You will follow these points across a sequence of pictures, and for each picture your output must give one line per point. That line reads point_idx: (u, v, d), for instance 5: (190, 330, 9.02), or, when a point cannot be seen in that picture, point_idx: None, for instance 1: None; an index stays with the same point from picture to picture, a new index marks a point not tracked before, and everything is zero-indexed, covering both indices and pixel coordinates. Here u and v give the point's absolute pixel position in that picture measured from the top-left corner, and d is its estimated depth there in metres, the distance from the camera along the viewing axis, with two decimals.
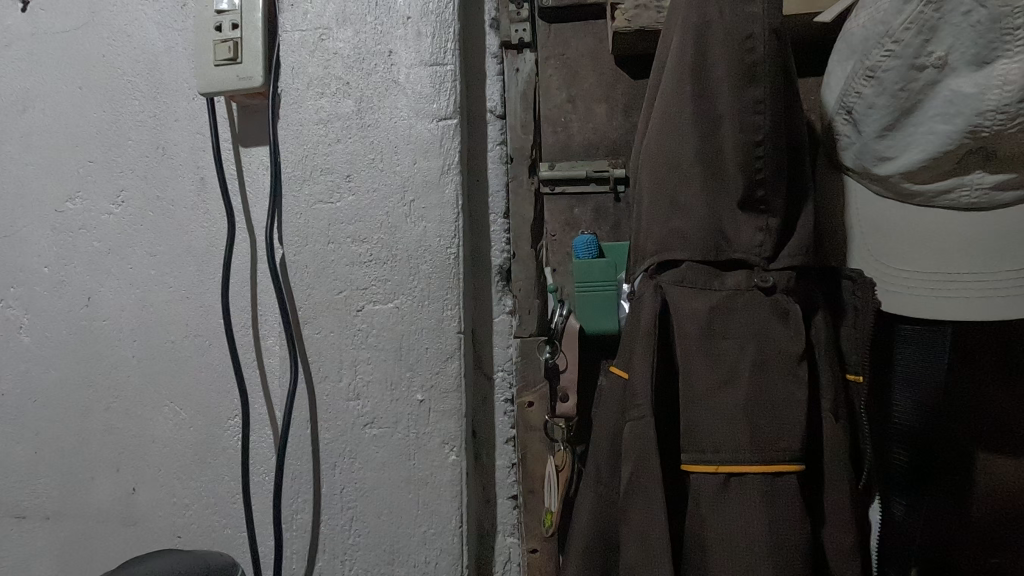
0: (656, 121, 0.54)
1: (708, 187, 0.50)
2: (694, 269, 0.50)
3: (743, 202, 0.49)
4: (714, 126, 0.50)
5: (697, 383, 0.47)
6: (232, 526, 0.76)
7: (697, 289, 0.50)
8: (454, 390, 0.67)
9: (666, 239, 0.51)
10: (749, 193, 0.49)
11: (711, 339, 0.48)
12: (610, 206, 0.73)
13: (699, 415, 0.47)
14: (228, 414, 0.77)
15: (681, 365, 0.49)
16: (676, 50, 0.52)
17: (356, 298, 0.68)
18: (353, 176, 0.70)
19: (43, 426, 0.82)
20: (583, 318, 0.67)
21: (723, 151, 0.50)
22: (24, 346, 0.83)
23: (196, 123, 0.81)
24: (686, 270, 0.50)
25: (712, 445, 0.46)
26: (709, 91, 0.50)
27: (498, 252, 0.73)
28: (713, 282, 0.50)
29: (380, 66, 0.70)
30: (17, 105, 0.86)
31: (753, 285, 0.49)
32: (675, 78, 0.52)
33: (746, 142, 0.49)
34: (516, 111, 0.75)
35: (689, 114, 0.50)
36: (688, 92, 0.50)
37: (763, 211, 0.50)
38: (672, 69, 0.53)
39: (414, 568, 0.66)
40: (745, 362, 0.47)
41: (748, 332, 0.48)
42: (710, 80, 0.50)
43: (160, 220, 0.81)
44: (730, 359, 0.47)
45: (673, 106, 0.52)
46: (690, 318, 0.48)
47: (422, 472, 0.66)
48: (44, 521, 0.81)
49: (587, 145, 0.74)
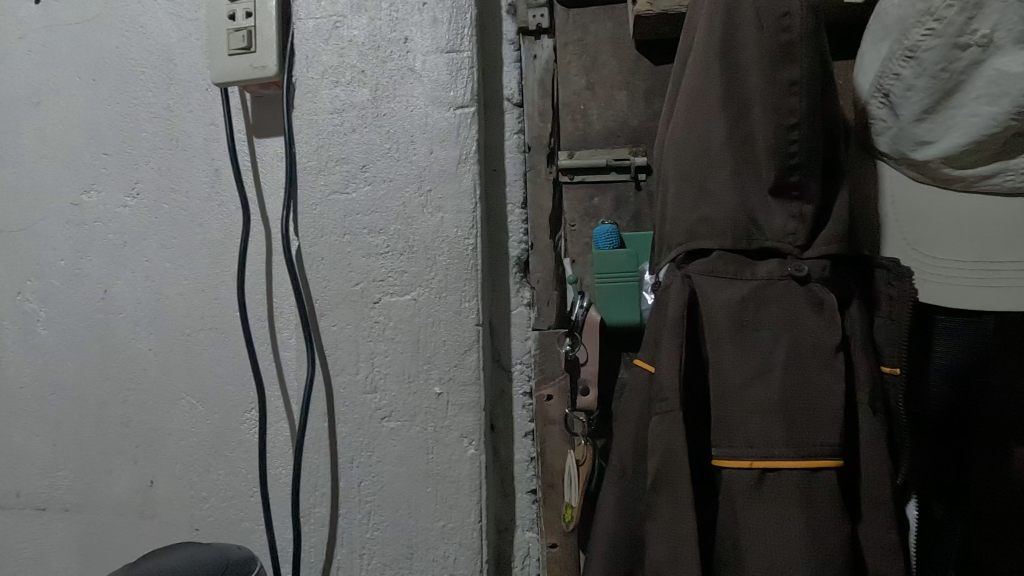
0: (682, 105, 0.52)
1: (740, 171, 0.48)
2: (723, 258, 0.49)
3: (775, 187, 0.48)
4: (745, 108, 0.48)
5: (728, 375, 0.46)
6: (249, 519, 0.76)
7: (728, 278, 0.48)
8: (473, 382, 0.66)
9: (693, 226, 0.50)
10: (781, 178, 0.48)
11: (742, 330, 0.46)
12: (632, 194, 0.72)
13: (732, 408, 0.46)
14: (244, 406, 0.77)
15: (711, 357, 0.47)
16: (705, 30, 0.51)
17: (373, 289, 0.68)
18: (369, 166, 0.68)
19: (63, 419, 0.82)
20: (604, 308, 0.66)
21: (754, 134, 0.48)
22: (42, 339, 0.83)
23: (210, 114, 0.80)
24: (716, 258, 0.49)
25: (745, 438, 0.45)
26: (740, 73, 0.49)
27: (516, 243, 0.72)
28: (744, 271, 0.48)
29: (395, 54, 0.69)
30: (31, 98, 0.85)
31: (787, 274, 0.47)
32: (702, 60, 0.50)
33: (780, 125, 0.47)
34: (534, 99, 0.73)
35: (719, 96, 0.49)
36: (717, 74, 0.49)
37: (797, 197, 0.48)
38: (699, 51, 0.51)
39: (432, 563, 0.65)
40: (779, 354, 0.45)
41: (781, 322, 0.46)
42: (740, 62, 0.49)
43: (175, 211, 0.80)
44: (762, 350, 0.46)
45: (701, 88, 0.50)
46: (719, 308, 0.47)
47: (440, 466, 0.65)
48: (63, 513, 0.81)
49: (607, 133, 0.73)
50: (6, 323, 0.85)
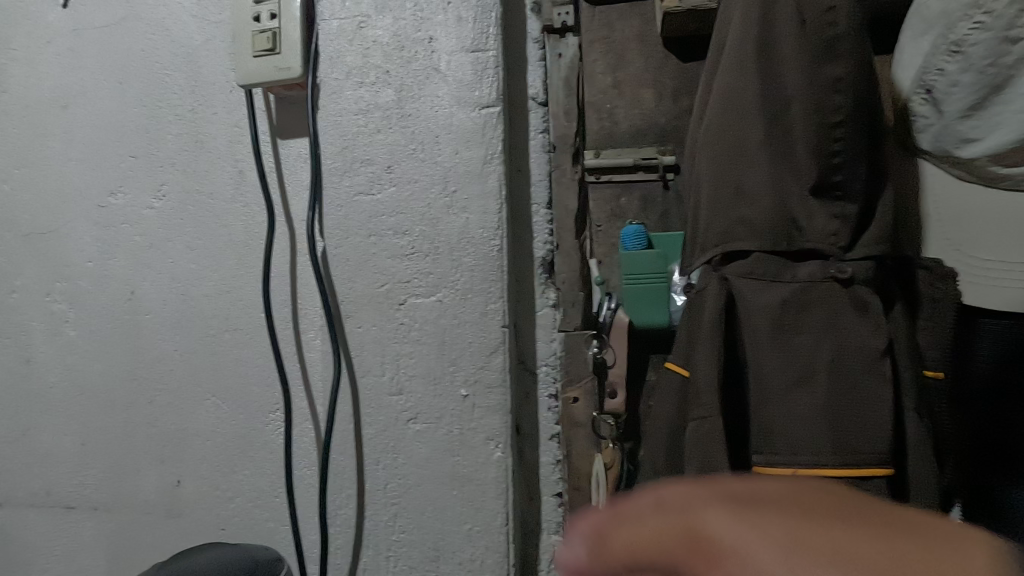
0: (717, 101, 0.52)
1: (779, 170, 0.48)
2: (763, 258, 0.48)
3: (816, 186, 0.47)
4: (785, 104, 0.48)
5: (771, 380, 0.45)
6: (274, 520, 0.76)
7: (768, 280, 0.47)
8: (499, 385, 0.65)
9: (731, 226, 0.49)
10: (824, 176, 0.47)
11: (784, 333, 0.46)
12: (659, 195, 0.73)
13: (775, 414, 0.45)
14: (270, 407, 0.77)
15: (751, 362, 0.46)
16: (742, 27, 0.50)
17: (398, 291, 0.67)
18: (394, 167, 0.68)
19: (91, 419, 0.83)
20: (632, 310, 0.66)
21: (794, 131, 0.47)
22: (70, 339, 0.84)
23: (234, 116, 0.80)
24: (757, 259, 0.48)
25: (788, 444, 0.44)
26: (780, 70, 0.48)
27: (541, 244, 0.71)
28: (785, 272, 0.47)
29: (419, 54, 0.68)
30: (59, 101, 0.86)
31: (829, 276, 0.46)
32: (741, 56, 0.50)
33: (822, 122, 0.47)
34: (559, 98, 0.73)
35: (758, 93, 0.48)
36: (755, 71, 0.48)
37: (839, 196, 0.47)
38: (735, 48, 0.51)
39: (459, 566, 0.64)
40: (823, 358, 0.45)
41: (825, 326, 0.45)
42: (780, 59, 0.48)
43: (200, 213, 0.81)
44: (806, 354, 0.45)
45: (738, 85, 0.50)
46: (761, 311, 0.46)
47: (466, 469, 0.65)
48: (92, 511, 0.82)
49: (634, 131, 0.73)
50: (34, 323, 0.86)
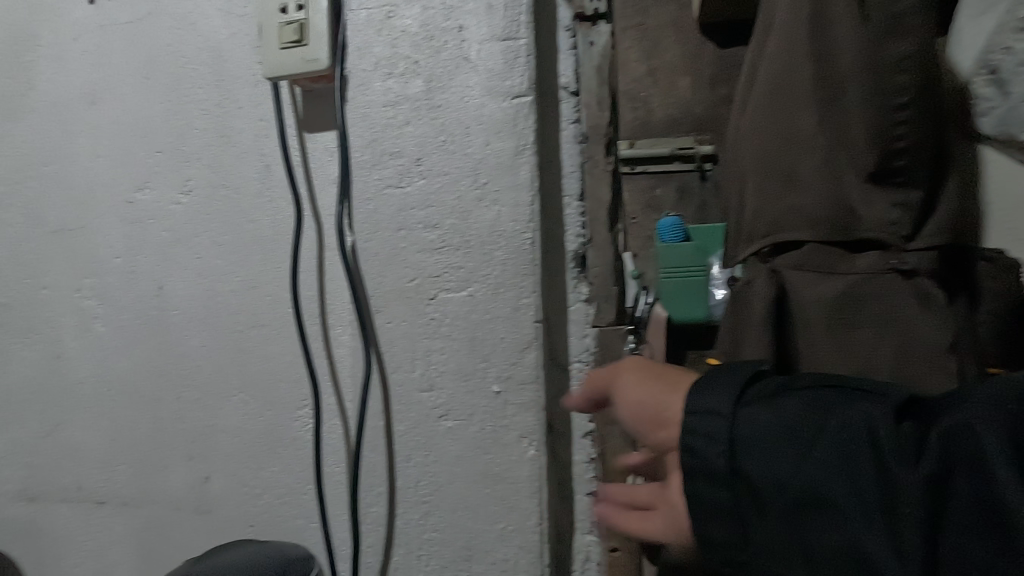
0: (763, 90, 0.53)
1: (831, 160, 0.49)
2: (817, 250, 0.49)
3: (876, 174, 0.47)
4: (835, 96, 0.49)
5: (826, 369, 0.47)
6: (302, 517, 0.76)
7: (825, 272, 0.49)
8: (532, 382, 0.64)
9: (783, 218, 0.50)
10: (884, 162, 0.47)
11: (840, 324, 0.47)
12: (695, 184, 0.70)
13: None
14: (298, 403, 0.76)
15: (804, 351, 0.49)
16: (789, 18, 0.51)
17: (428, 286, 0.66)
18: (423, 160, 0.67)
19: (120, 415, 0.83)
20: (669, 305, 0.63)
21: (850, 118, 0.48)
22: (99, 335, 0.84)
23: (260, 110, 0.80)
24: (811, 251, 0.50)
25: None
26: (832, 57, 0.49)
27: (573, 238, 0.70)
28: (841, 264, 0.48)
29: (449, 44, 0.67)
30: (86, 98, 0.86)
31: (890, 268, 0.47)
32: (789, 47, 0.51)
33: (884, 104, 0.46)
34: (591, 88, 0.72)
35: (810, 80, 0.50)
36: (806, 62, 0.50)
37: (900, 184, 0.47)
38: (784, 36, 0.52)
39: (491, 566, 0.63)
40: (884, 352, 0.46)
41: (883, 318, 0.46)
42: (831, 47, 0.49)
43: (227, 208, 0.80)
44: (863, 347, 0.46)
45: (787, 74, 0.51)
46: (815, 302, 0.48)
47: (498, 467, 0.63)
48: (122, 507, 0.82)
49: (670, 121, 0.71)
50: (64, 319, 0.86)
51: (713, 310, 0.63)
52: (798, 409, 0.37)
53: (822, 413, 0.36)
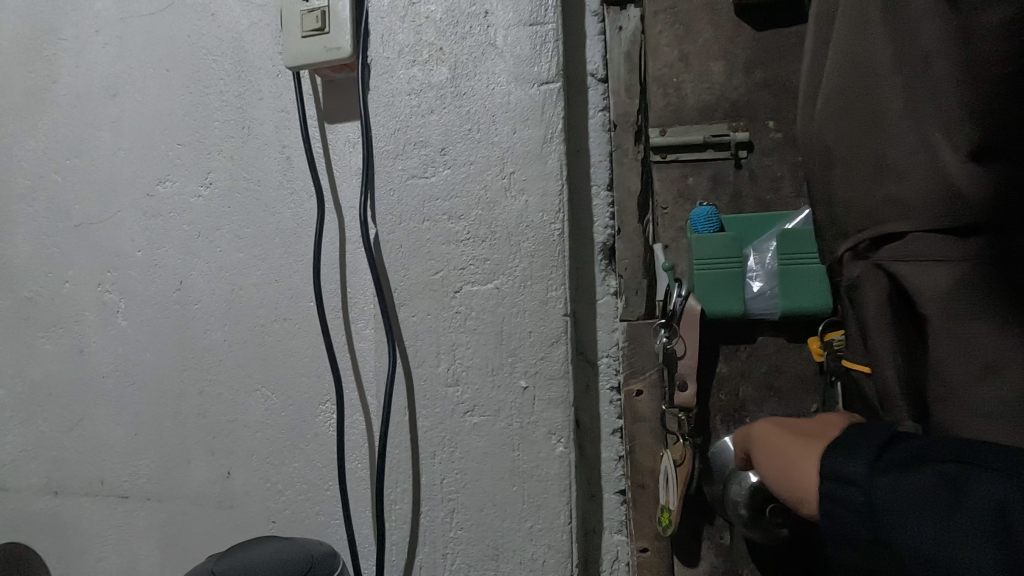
0: (845, 81, 0.54)
1: (929, 147, 0.48)
2: (922, 239, 0.49)
3: (975, 154, 0.45)
4: (928, 86, 0.48)
5: (943, 358, 0.48)
6: (325, 513, 0.75)
7: (933, 260, 0.48)
8: (561, 377, 0.62)
9: (880, 208, 0.52)
10: (982, 141, 0.45)
11: (955, 316, 0.47)
12: (729, 174, 0.67)
13: (955, 391, 0.47)
14: (320, 398, 0.75)
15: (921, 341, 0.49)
16: (850, 26, 0.54)
17: (454, 278, 0.64)
18: (448, 149, 0.65)
19: (142, 409, 0.83)
20: (704, 298, 0.63)
21: (941, 101, 0.47)
22: (122, 330, 0.84)
23: (281, 101, 0.78)
24: (916, 240, 0.49)
25: (972, 422, 0.46)
26: (913, 51, 0.49)
27: (601, 229, 0.68)
28: (947, 251, 0.47)
29: (475, 30, 0.65)
30: (108, 91, 0.86)
31: (1000, 251, 0.46)
32: (865, 45, 0.53)
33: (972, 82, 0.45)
34: (620, 75, 0.70)
35: (895, 69, 0.50)
36: (888, 56, 0.51)
37: (1005, 159, 0.44)
38: (861, 29, 0.53)
39: (520, 565, 0.62)
40: (1004, 339, 0.45)
41: (999, 305, 0.45)
42: (909, 41, 0.49)
43: (248, 201, 0.79)
44: (981, 336, 0.46)
45: (870, 66, 0.52)
46: (924, 294, 0.48)
47: (527, 464, 0.62)
48: (145, 501, 0.82)
49: (701, 108, 0.67)
50: (87, 313, 0.86)
51: (748, 302, 0.63)
52: (935, 474, 0.35)
53: (957, 490, 0.34)
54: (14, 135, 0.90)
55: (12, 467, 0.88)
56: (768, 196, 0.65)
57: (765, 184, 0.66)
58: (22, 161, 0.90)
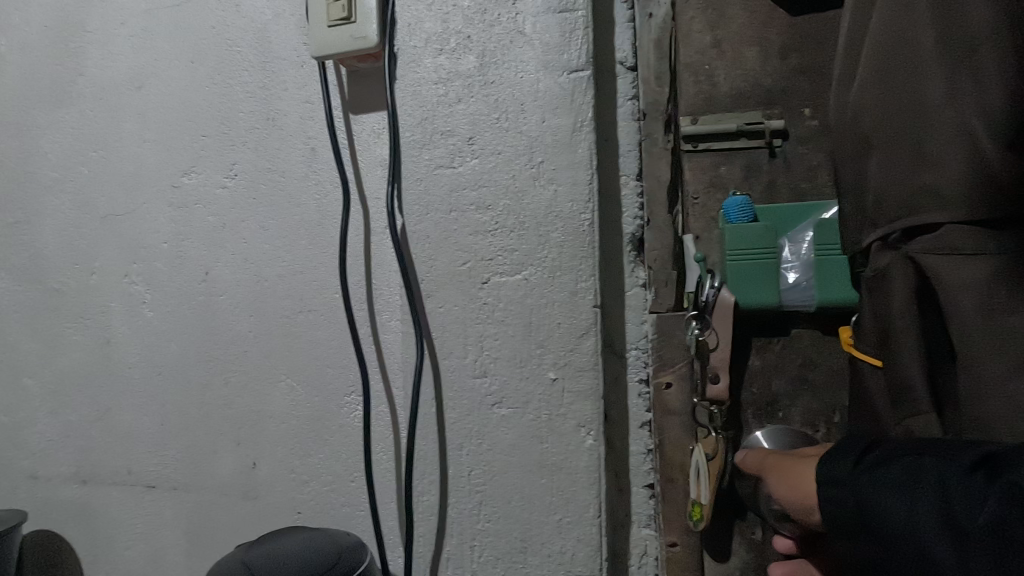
0: (880, 65, 0.53)
1: (970, 135, 0.47)
2: (956, 232, 0.48)
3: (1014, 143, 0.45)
4: (971, 70, 0.47)
5: (980, 356, 0.46)
6: (350, 505, 0.75)
7: (966, 256, 0.47)
8: (590, 368, 0.61)
9: (914, 198, 0.50)
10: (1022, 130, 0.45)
11: (994, 311, 0.46)
12: (764, 162, 0.67)
13: (988, 390, 0.46)
14: (345, 389, 0.75)
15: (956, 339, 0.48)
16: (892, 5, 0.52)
17: (481, 269, 0.64)
18: (476, 138, 0.65)
19: (168, 400, 0.83)
20: (736, 289, 0.63)
21: (984, 86, 0.46)
22: (147, 320, 0.85)
23: (306, 91, 0.78)
24: (953, 231, 0.48)
25: (1003, 423, 0.45)
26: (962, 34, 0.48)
27: (630, 219, 0.66)
28: (985, 243, 0.47)
29: (503, 17, 0.64)
30: (133, 82, 0.86)
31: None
32: (908, 27, 0.51)
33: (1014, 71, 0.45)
34: (649, 62, 0.69)
35: (935, 51, 0.49)
36: (932, 39, 0.49)
37: None
38: (899, 9, 0.51)
39: (548, 558, 0.61)
40: None
41: None
42: (958, 22, 0.48)
43: (273, 192, 0.79)
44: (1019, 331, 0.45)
45: (908, 48, 0.51)
46: (961, 290, 0.47)
47: (555, 457, 0.61)
48: (171, 491, 0.83)
49: (734, 93, 0.68)
50: (113, 304, 0.86)
51: (784, 294, 0.63)
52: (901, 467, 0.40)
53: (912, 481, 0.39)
54: (41, 128, 0.91)
55: (40, 457, 0.89)
56: (803, 184, 0.65)
57: (801, 172, 0.66)
58: (49, 153, 0.90)
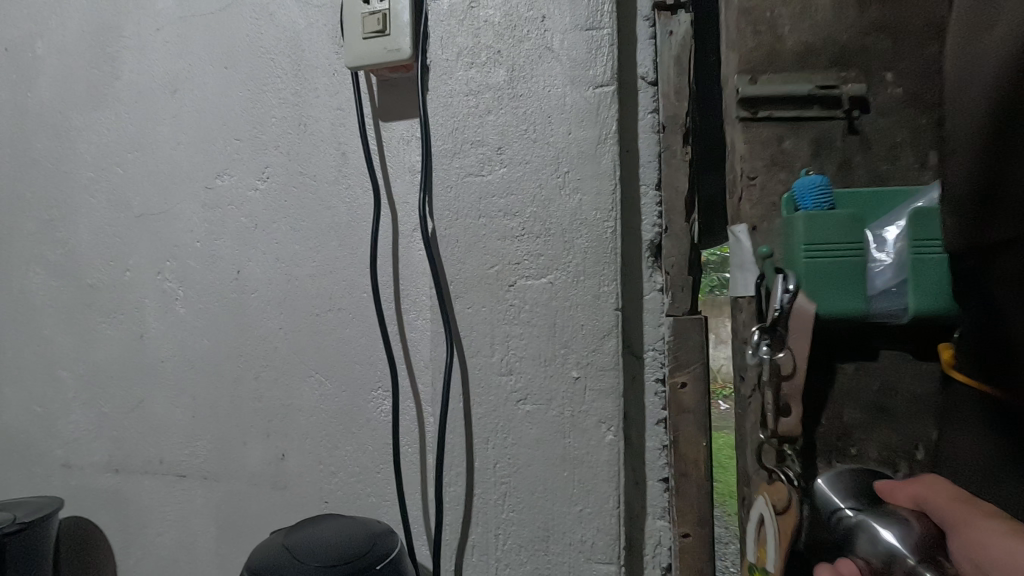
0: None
1: None
2: None
3: None
4: None
5: None
6: (375, 495, 0.78)
7: None
8: (612, 368, 0.64)
9: None
10: None
11: None
12: (838, 137, 0.64)
13: None
14: (372, 385, 0.79)
15: None
16: None
17: (509, 273, 0.67)
18: (504, 148, 0.68)
19: (200, 392, 0.87)
20: (817, 296, 0.59)
21: None
22: (180, 316, 0.88)
23: (337, 98, 0.81)
24: None
25: None
26: None
27: (649, 226, 0.70)
28: None
29: (532, 33, 0.68)
30: (168, 87, 0.90)
31: None
32: None
33: None
34: (669, 76, 0.70)
35: None
36: None
37: None
38: None
39: (570, 546, 0.65)
40: None
41: None
42: None
43: (304, 195, 0.83)
44: None
45: None
46: None
47: (577, 451, 0.65)
48: (202, 480, 0.86)
49: (802, 49, 0.65)
50: (147, 300, 0.90)
51: (871, 299, 0.59)
52: None
53: None
54: (78, 129, 0.94)
55: (74, 446, 0.93)
56: None
57: (877, 153, 0.63)
58: (85, 154, 0.94)
